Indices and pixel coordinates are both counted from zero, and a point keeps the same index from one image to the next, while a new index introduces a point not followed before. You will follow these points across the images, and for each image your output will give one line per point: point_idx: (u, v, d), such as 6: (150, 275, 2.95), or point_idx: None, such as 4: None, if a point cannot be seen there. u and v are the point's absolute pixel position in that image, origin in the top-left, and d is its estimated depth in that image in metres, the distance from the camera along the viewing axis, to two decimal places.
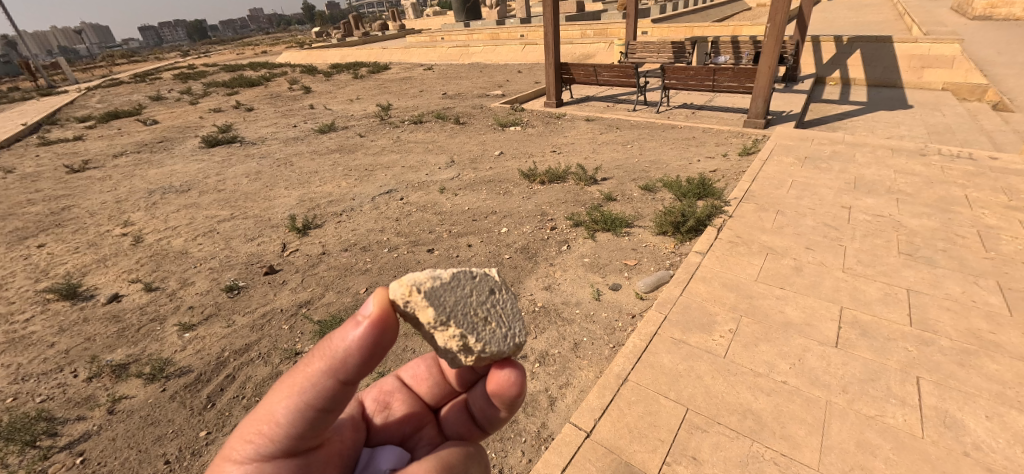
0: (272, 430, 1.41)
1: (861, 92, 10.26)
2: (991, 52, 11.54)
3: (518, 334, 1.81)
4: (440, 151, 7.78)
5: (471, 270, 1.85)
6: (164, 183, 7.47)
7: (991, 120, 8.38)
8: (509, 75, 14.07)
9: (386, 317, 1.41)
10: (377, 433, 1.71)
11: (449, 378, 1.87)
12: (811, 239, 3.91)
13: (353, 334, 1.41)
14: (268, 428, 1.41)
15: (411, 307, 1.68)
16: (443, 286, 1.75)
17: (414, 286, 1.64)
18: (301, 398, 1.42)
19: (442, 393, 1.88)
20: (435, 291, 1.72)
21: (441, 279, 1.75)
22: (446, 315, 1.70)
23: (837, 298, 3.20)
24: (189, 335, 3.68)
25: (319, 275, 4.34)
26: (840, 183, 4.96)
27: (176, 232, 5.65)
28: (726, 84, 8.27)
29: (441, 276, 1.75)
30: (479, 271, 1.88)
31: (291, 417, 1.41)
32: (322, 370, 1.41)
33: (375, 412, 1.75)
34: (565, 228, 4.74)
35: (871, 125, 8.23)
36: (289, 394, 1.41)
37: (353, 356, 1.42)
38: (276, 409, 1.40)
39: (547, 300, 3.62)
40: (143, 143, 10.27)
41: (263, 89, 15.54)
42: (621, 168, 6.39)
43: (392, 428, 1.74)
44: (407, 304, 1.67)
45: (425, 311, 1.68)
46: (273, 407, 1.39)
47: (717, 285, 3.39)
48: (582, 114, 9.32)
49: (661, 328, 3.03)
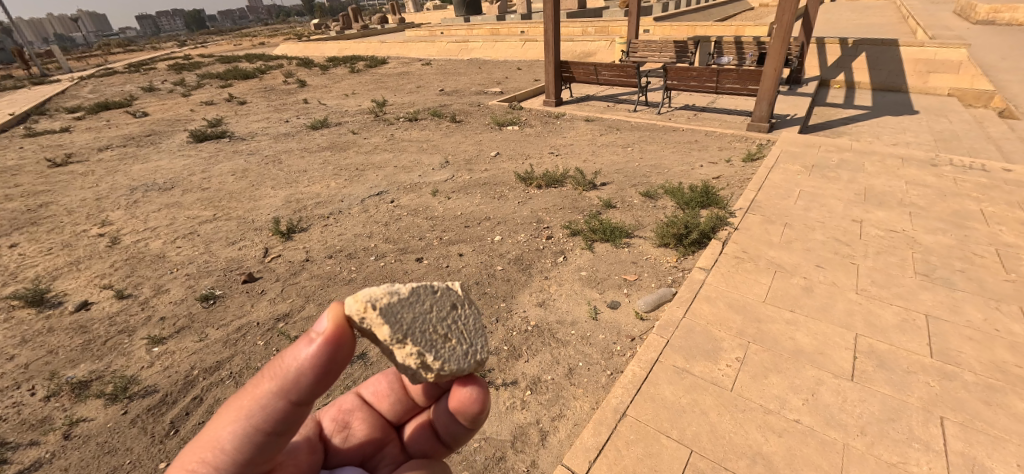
0: (218, 456, 1.37)
1: (865, 96, 10.04)
2: (997, 58, 11.34)
3: (480, 350, 1.75)
4: (435, 151, 7.53)
5: (432, 284, 1.76)
6: (148, 179, 7.22)
7: (998, 127, 8.17)
8: (508, 72, 13.79)
9: (338, 334, 1.39)
10: (336, 456, 1.66)
11: (411, 394, 1.77)
12: (821, 255, 3.69)
13: (305, 352, 1.38)
14: (215, 453, 1.37)
15: (367, 324, 1.58)
16: (400, 302, 1.66)
17: (371, 303, 1.56)
18: (249, 421, 1.38)
19: (404, 408, 1.79)
20: (392, 308, 1.63)
21: (400, 295, 1.66)
22: (403, 332, 1.62)
23: (851, 323, 2.99)
24: (157, 350, 3.49)
25: (300, 284, 4.13)
26: (849, 194, 4.73)
27: (155, 233, 5.42)
28: (729, 87, 8.09)
29: (400, 291, 1.66)
30: (441, 285, 1.78)
31: (239, 440, 1.38)
32: (272, 391, 1.38)
33: (332, 433, 1.67)
34: (562, 237, 4.51)
35: (877, 131, 8.02)
36: (235, 418, 1.36)
37: (304, 376, 1.40)
38: (224, 433, 1.37)
39: (540, 318, 3.40)
40: (130, 136, 10.00)
41: (258, 82, 15.24)
42: (621, 172, 6.16)
43: (352, 449, 1.68)
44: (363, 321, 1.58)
45: (381, 328, 1.59)
46: (219, 432, 1.36)
47: (722, 305, 3.17)
48: (581, 114, 9.07)
49: (663, 354, 2.81)
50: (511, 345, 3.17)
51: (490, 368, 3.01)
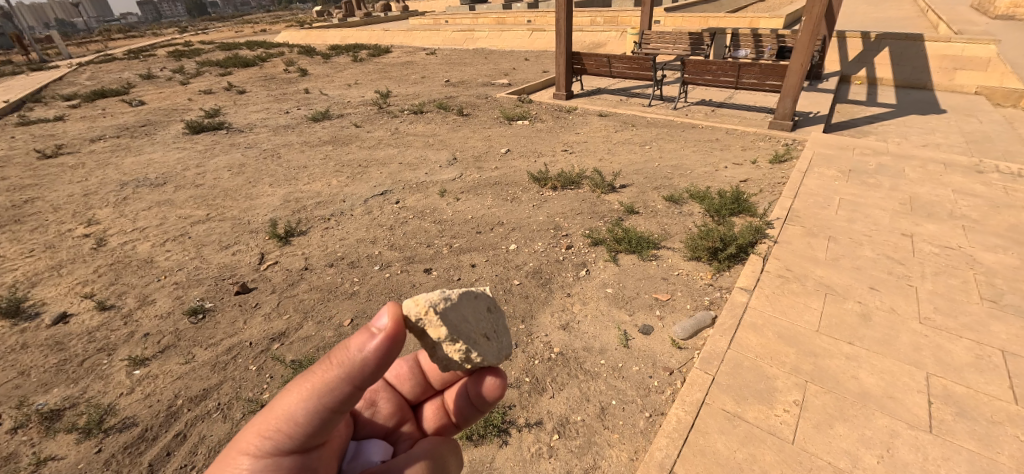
0: (287, 429, 1.43)
1: (889, 94, 9.48)
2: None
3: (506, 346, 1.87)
4: (441, 147, 7.14)
5: (474, 291, 1.88)
6: (140, 174, 6.87)
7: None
8: (515, 63, 13.31)
9: (397, 330, 1.45)
10: (362, 428, 1.74)
11: (429, 378, 1.90)
12: (873, 275, 3.32)
13: (372, 342, 1.45)
14: (283, 425, 1.43)
15: (421, 324, 1.69)
16: (453, 307, 1.74)
17: (431, 306, 1.67)
18: (319, 400, 1.44)
19: (421, 391, 1.90)
20: (447, 311, 1.72)
21: (451, 299, 1.76)
22: (456, 331, 1.70)
23: (920, 360, 2.64)
24: (138, 373, 3.24)
25: (298, 298, 3.82)
26: (893, 202, 4.34)
27: (144, 235, 5.12)
28: (750, 82, 7.40)
29: (452, 296, 1.77)
30: (479, 292, 1.91)
31: (306, 417, 1.44)
32: (340, 374, 1.45)
33: (359, 408, 1.78)
34: (582, 247, 4.16)
35: (904, 131, 7.46)
36: (305, 395, 1.42)
37: (368, 363, 1.46)
38: (293, 408, 1.42)
39: (564, 344, 3.07)
40: (124, 126, 9.63)
41: (258, 71, 14.79)
42: (641, 172, 5.74)
43: (377, 425, 1.78)
44: (419, 321, 1.68)
45: (435, 329, 1.68)
46: (291, 407, 1.42)
47: (771, 334, 2.81)
48: (594, 108, 8.63)
49: (710, 394, 2.48)
50: (533, 377, 2.85)
51: (510, 404, 2.70)
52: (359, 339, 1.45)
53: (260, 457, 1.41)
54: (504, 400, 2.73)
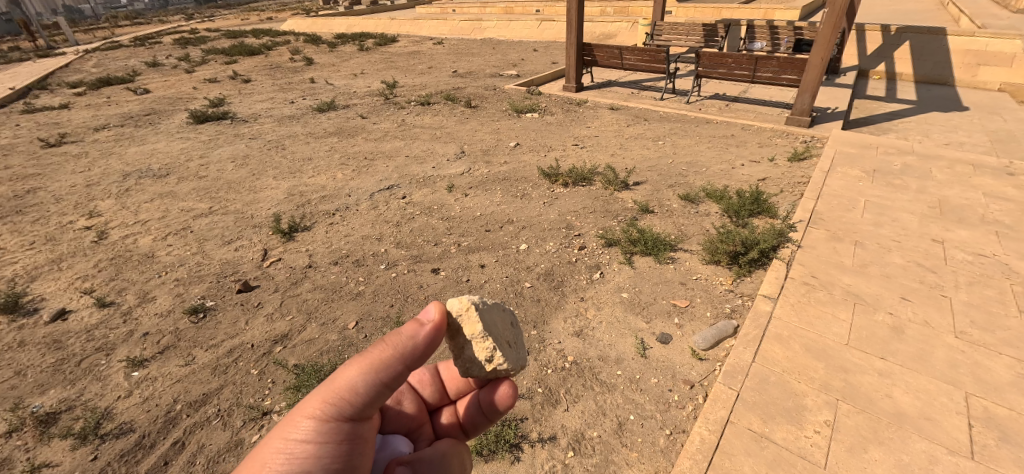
0: (345, 400, 1.56)
1: (908, 90, 9.02)
2: None
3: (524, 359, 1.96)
4: (449, 140, 6.97)
5: (504, 305, 2.05)
6: (143, 164, 6.76)
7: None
8: (524, 53, 13.06)
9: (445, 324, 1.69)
10: (385, 424, 1.80)
11: (445, 388, 1.97)
12: (904, 283, 3.15)
13: (425, 330, 1.66)
14: (342, 395, 1.56)
15: (458, 322, 1.84)
16: (487, 311, 1.91)
17: (472, 304, 1.85)
18: (377, 375, 1.60)
19: (438, 397, 1.97)
20: (483, 313, 1.88)
21: (486, 304, 1.94)
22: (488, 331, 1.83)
23: (958, 378, 2.49)
24: (136, 375, 3.16)
25: (301, 298, 3.70)
26: (921, 206, 4.15)
27: (145, 229, 5.03)
28: (766, 76, 7.15)
29: (487, 303, 1.94)
30: (508, 308, 2.07)
31: (363, 390, 1.59)
32: (398, 352, 1.63)
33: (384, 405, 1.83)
34: (596, 248, 4.01)
35: (923, 128, 6.98)
36: (365, 369, 1.58)
37: (419, 348, 1.66)
38: (353, 379, 1.57)
39: (578, 352, 2.94)
40: (128, 115, 9.51)
41: (264, 59, 14.61)
42: (655, 169, 5.56)
43: (399, 424, 1.83)
44: (458, 318, 1.84)
45: (471, 327, 1.83)
46: (354, 379, 1.56)
47: (798, 347, 2.67)
48: (605, 101, 8.40)
49: (734, 412, 2.37)
50: (547, 388, 2.73)
51: (522, 416, 2.59)
52: (413, 327, 1.66)
53: (319, 422, 1.53)
54: (516, 412, 2.62)
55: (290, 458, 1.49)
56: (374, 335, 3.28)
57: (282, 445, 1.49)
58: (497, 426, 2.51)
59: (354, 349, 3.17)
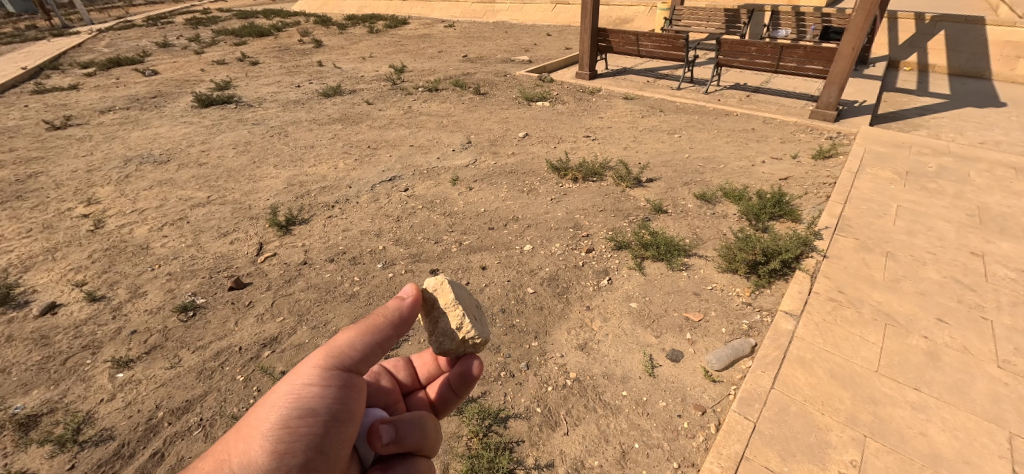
0: (343, 359, 1.52)
1: (941, 83, 8.49)
2: None
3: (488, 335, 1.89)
4: (455, 128, 6.73)
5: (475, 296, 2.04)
6: (145, 150, 6.64)
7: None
8: (537, 38, 12.67)
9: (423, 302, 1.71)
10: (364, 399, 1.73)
11: (417, 373, 1.92)
12: (939, 303, 2.96)
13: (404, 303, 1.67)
14: (345, 350, 1.52)
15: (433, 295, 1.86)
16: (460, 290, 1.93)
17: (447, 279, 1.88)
18: (377, 337, 1.58)
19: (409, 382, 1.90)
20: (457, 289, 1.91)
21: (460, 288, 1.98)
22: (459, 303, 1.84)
23: (999, 414, 2.33)
24: (121, 377, 3.11)
25: (294, 298, 3.64)
26: (958, 214, 3.89)
27: (142, 218, 4.92)
28: (791, 66, 6.75)
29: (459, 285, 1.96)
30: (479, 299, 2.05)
31: (361, 350, 1.56)
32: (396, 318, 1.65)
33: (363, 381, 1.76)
34: (604, 251, 3.80)
35: (957, 125, 6.53)
36: (365, 331, 1.56)
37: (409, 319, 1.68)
38: (355, 338, 1.54)
39: (581, 369, 2.79)
40: (134, 97, 9.39)
41: (272, 41, 14.38)
42: (670, 164, 5.27)
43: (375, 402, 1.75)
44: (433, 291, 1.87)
45: (443, 297, 1.84)
46: (353, 341, 1.53)
47: (822, 374, 2.55)
48: (619, 90, 8.06)
49: (751, 447, 2.26)
50: (546, 408, 2.60)
51: (518, 439, 2.47)
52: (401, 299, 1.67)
53: (321, 373, 1.47)
54: (512, 434, 2.49)
55: (293, 405, 1.41)
56: None
57: (287, 390, 1.41)
58: (491, 451, 2.38)
59: None
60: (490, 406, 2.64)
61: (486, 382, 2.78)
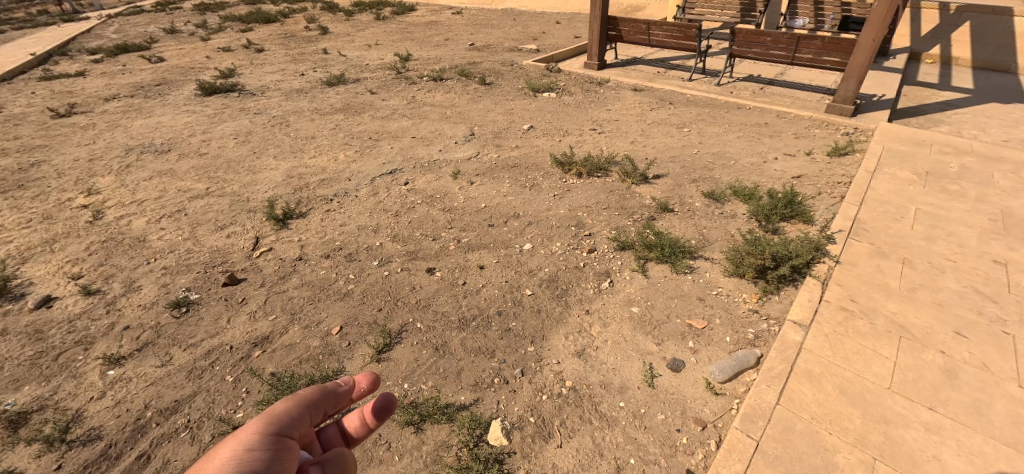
0: (280, 423, 1.39)
1: (965, 77, 8.14)
2: None
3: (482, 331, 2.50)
4: (459, 120, 6.60)
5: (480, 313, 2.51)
6: (147, 138, 6.61)
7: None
8: (546, 25, 12.41)
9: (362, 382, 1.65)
10: None
11: None
12: (958, 315, 2.85)
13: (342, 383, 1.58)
14: (284, 414, 1.42)
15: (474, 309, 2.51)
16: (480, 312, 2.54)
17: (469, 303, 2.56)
18: (315, 399, 1.49)
19: None
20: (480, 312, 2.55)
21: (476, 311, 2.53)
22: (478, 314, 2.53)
23: (1019, 438, 2.22)
24: (111, 374, 3.12)
25: (288, 295, 3.68)
26: (980, 218, 3.72)
27: (141, 210, 4.90)
28: (807, 58, 6.50)
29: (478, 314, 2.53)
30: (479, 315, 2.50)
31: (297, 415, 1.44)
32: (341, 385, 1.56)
33: None
34: (606, 252, 3.69)
35: (981, 121, 6.26)
36: (303, 395, 1.47)
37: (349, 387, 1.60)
38: (292, 404, 1.44)
39: (577, 377, 2.74)
40: (139, 84, 9.36)
41: (279, 27, 14.26)
42: (679, 160, 5.11)
43: None
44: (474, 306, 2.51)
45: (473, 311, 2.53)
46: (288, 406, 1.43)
47: (831, 390, 2.44)
48: (628, 81, 7.84)
49: (752, 468, 2.16)
50: (540, 417, 2.56)
51: (509, 450, 2.43)
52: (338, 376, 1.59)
53: (255, 439, 1.32)
54: (503, 445, 2.46)
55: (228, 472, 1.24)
56: (357, 343, 3.19)
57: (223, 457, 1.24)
58: (481, 463, 2.35)
59: (333, 359, 3.10)
60: (482, 414, 2.62)
61: (479, 388, 2.76)
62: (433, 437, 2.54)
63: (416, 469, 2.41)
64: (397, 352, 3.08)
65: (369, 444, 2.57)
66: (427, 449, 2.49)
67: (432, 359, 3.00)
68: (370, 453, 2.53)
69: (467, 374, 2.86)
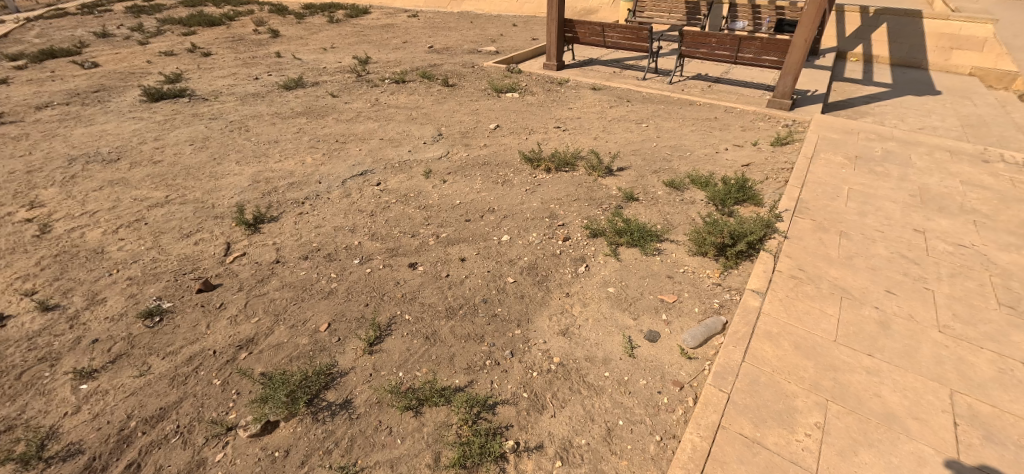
0: None
1: (884, 73, 8.98)
2: (1008, 35, 10.88)
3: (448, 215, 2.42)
4: (425, 121, 6.69)
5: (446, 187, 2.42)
6: (91, 147, 6.29)
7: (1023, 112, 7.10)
8: (503, 28, 12.64)
9: None
10: None
11: None
12: (889, 277, 3.27)
13: None
14: None
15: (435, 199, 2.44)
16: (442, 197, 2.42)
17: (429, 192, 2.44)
18: None
19: None
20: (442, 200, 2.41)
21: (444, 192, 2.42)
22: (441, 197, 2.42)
23: (943, 374, 2.62)
24: (84, 388, 3.04)
25: (268, 297, 3.69)
26: (903, 194, 4.23)
27: (94, 221, 4.71)
28: (749, 57, 6.99)
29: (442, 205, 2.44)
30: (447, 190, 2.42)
31: None
32: None
33: None
34: (580, 239, 3.95)
35: (900, 112, 6.97)
36: None
37: None
38: None
39: (564, 353, 2.97)
40: (74, 91, 8.80)
41: (224, 30, 13.74)
42: (639, 153, 5.44)
43: None
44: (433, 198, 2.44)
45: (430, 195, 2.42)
46: None
47: (787, 346, 2.80)
48: (587, 81, 8.16)
49: (726, 416, 2.47)
50: (533, 392, 2.76)
51: (507, 424, 2.61)
52: None
53: None
54: (501, 419, 2.64)
55: None
56: (348, 338, 3.27)
57: None
58: (482, 437, 2.52)
59: (325, 354, 3.16)
60: (478, 393, 2.78)
61: (473, 371, 2.93)
62: (433, 419, 2.69)
63: (419, 449, 2.55)
64: (388, 343, 3.19)
65: (371, 431, 2.67)
66: (428, 430, 2.64)
67: (424, 347, 3.13)
68: (373, 438, 2.64)
69: (460, 358, 3.02)
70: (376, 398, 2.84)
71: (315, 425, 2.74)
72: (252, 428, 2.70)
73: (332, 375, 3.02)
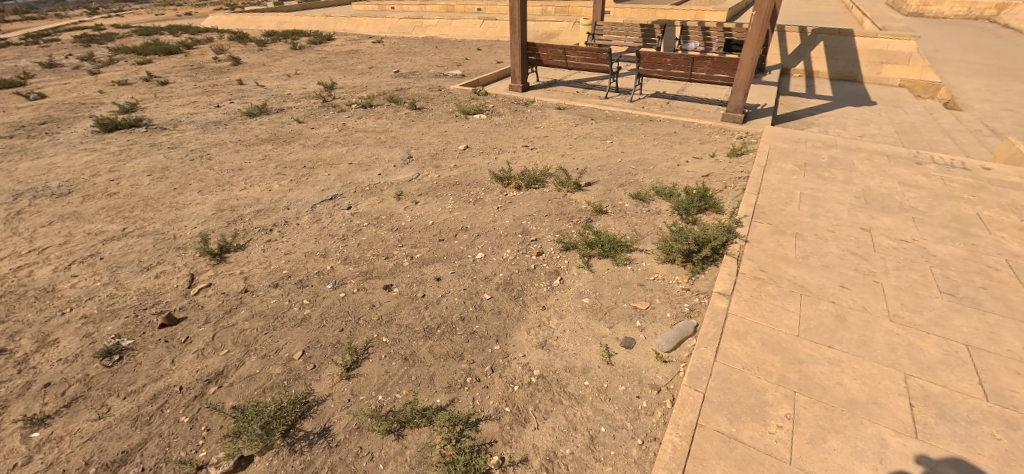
0: None
1: (825, 86, 9.61)
2: (930, 49, 11.97)
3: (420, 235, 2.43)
4: (395, 144, 6.72)
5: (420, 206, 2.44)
6: (39, 181, 5.99)
7: (948, 118, 7.73)
8: (468, 52, 12.89)
9: None
10: None
11: None
12: (842, 273, 3.48)
13: None
14: None
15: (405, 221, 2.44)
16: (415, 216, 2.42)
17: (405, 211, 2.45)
18: None
19: None
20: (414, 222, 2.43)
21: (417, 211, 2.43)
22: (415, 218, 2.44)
23: (898, 360, 2.79)
24: (36, 436, 2.85)
25: (238, 329, 3.57)
26: (849, 196, 4.53)
27: (43, 258, 4.47)
28: (702, 75, 7.36)
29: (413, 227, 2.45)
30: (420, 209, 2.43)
31: None
32: None
33: None
34: (554, 253, 4.04)
35: (842, 122, 7.47)
36: None
37: None
38: None
39: (544, 365, 3.01)
40: (19, 124, 8.40)
41: (181, 59, 13.44)
42: (605, 168, 5.62)
43: None
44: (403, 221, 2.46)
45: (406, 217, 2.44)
46: None
47: (755, 344, 2.93)
48: (551, 101, 8.40)
49: (703, 415, 2.56)
50: (515, 406, 2.78)
51: (491, 440, 2.62)
52: None
53: None
54: (484, 436, 2.64)
55: None
56: (323, 364, 3.21)
57: None
58: (467, 454, 2.51)
59: (300, 382, 3.09)
60: (460, 411, 2.78)
61: (453, 389, 2.93)
62: (416, 441, 2.66)
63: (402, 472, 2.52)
64: (366, 367, 3.15)
65: (351, 458, 2.61)
66: (411, 452, 2.60)
67: (403, 368, 3.11)
68: (355, 462, 2.59)
69: (440, 377, 3.01)
70: (356, 423, 2.79)
71: (293, 456, 2.66)
72: (223, 465, 2.59)
73: (308, 403, 2.95)
